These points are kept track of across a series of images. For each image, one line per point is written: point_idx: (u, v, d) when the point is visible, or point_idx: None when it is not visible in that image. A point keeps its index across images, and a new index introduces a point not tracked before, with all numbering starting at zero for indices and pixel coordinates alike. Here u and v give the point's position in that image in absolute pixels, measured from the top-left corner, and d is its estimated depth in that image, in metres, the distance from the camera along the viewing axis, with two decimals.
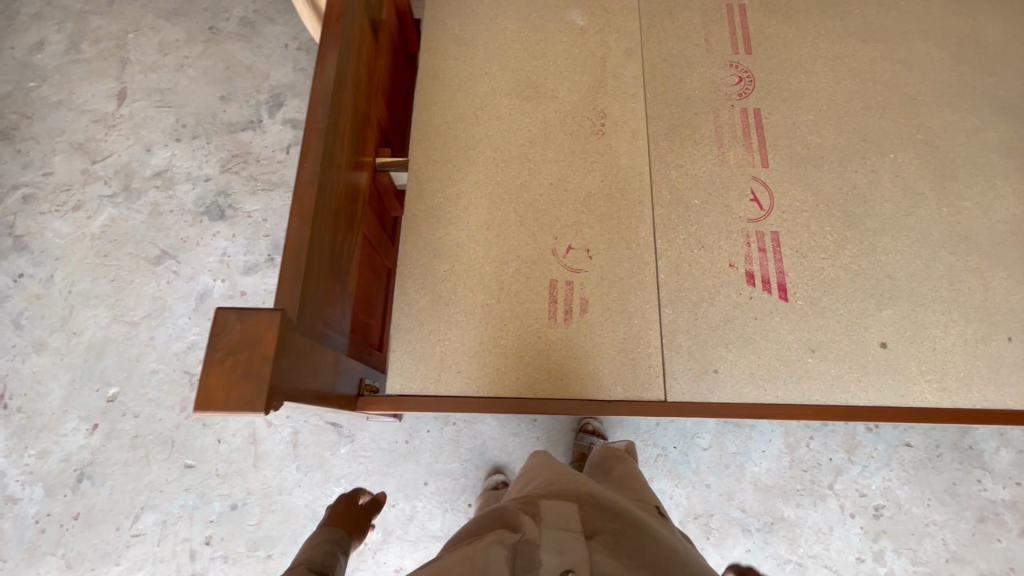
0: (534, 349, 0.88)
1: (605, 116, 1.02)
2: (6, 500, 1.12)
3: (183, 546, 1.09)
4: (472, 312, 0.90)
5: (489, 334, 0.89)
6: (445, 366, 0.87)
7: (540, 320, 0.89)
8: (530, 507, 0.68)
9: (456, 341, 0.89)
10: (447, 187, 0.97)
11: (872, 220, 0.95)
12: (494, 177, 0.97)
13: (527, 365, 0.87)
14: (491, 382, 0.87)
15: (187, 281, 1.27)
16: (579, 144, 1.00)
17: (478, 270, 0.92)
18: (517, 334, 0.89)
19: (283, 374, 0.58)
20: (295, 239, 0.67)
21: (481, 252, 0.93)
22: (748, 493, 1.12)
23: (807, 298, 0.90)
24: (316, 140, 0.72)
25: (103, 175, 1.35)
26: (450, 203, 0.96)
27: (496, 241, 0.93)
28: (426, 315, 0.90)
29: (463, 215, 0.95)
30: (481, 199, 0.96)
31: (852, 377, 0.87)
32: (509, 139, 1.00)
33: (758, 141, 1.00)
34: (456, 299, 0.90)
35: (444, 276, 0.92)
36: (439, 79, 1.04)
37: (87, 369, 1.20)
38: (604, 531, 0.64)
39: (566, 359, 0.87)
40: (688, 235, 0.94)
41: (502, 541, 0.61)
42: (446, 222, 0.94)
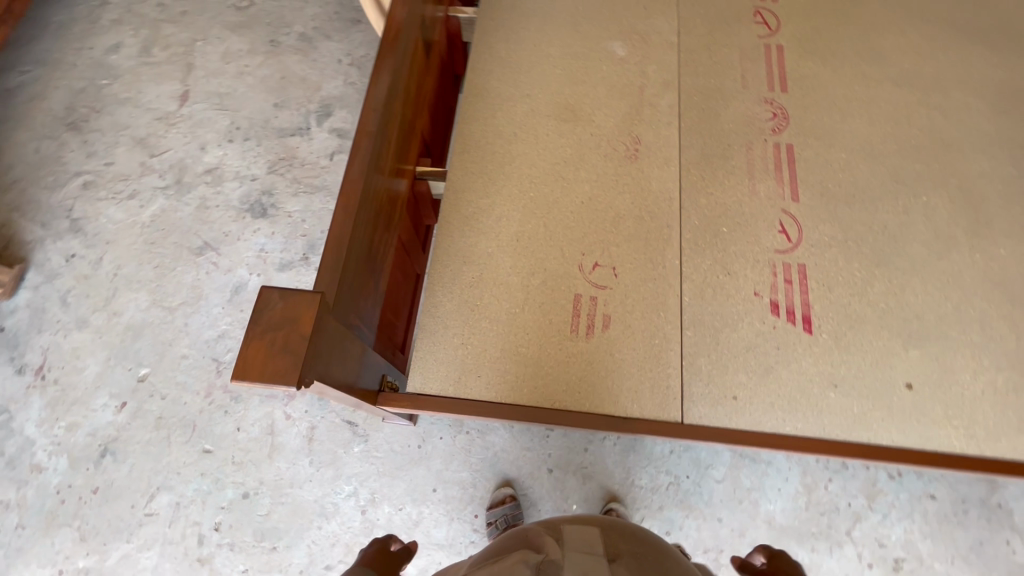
0: (554, 361, 0.89)
1: (639, 141, 1.05)
2: (31, 469, 1.15)
3: (192, 530, 1.10)
4: (496, 319, 0.92)
5: (512, 342, 0.90)
6: (466, 370, 0.89)
7: (562, 332, 0.91)
8: (553, 532, 0.73)
9: (478, 347, 0.90)
10: (481, 198, 1.00)
11: (901, 260, 0.95)
12: (527, 192, 1.01)
13: (546, 376, 0.88)
14: (510, 389, 0.88)
15: (225, 273, 1.32)
16: (612, 166, 1.03)
17: (505, 279, 0.94)
18: (539, 344, 0.90)
19: (317, 353, 0.60)
20: (339, 231, 0.71)
21: (509, 263, 0.95)
22: (761, 532, 1.09)
23: (832, 332, 0.90)
24: (367, 141, 0.76)
25: (159, 168, 1.44)
26: (483, 213, 0.99)
27: (524, 253, 0.96)
28: (451, 318, 0.92)
29: (495, 225, 0.98)
30: (513, 212, 0.99)
31: (875, 416, 0.85)
32: (545, 157, 1.04)
33: (789, 176, 1.01)
34: (481, 306, 0.93)
35: (472, 282, 0.94)
36: (481, 98, 1.09)
37: (123, 348, 1.25)
38: (626, 555, 0.69)
39: (585, 373, 0.88)
40: (714, 261, 0.95)
41: (526, 560, 0.65)
42: (478, 231, 0.98)
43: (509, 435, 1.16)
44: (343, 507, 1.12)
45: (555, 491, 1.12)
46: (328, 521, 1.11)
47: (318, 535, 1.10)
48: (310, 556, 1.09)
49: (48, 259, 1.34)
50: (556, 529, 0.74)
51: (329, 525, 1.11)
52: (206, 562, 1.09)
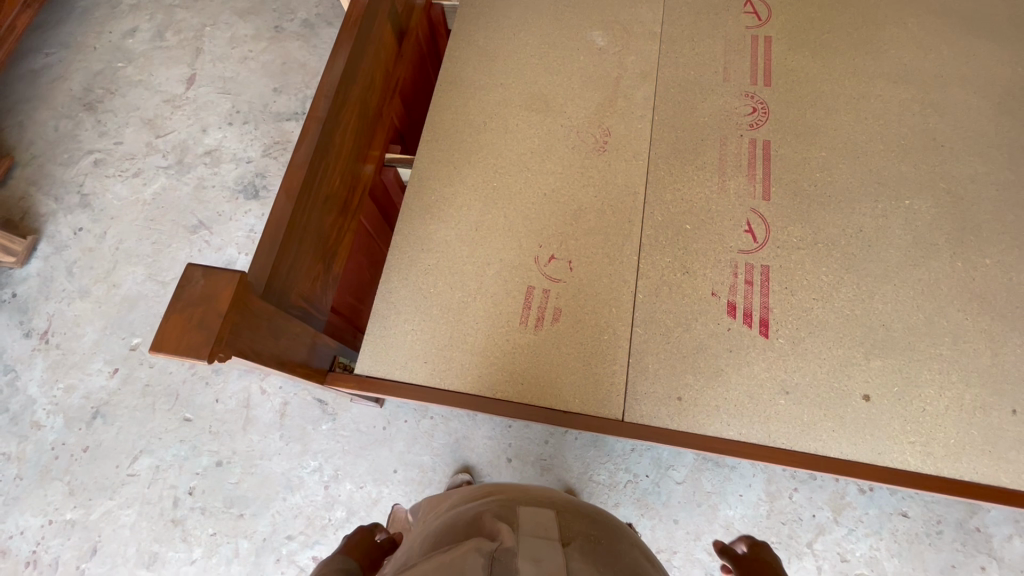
0: (500, 352, 0.89)
1: (609, 133, 1.03)
2: (31, 425, 1.24)
3: (168, 492, 1.17)
4: (447, 307, 0.92)
5: (461, 331, 0.91)
6: (413, 355, 0.90)
7: (511, 324, 0.90)
8: (505, 514, 0.64)
9: (428, 333, 0.91)
10: (445, 186, 1.01)
11: (874, 265, 0.91)
12: (490, 181, 1.00)
13: (491, 366, 0.89)
14: (455, 377, 0.88)
15: (216, 251, 1.39)
16: (579, 158, 1.01)
17: (461, 268, 0.95)
18: (486, 335, 0.90)
19: (235, 330, 0.63)
20: (278, 215, 0.73)
21: (466, 251, 0.96)
22: (718, 537, 1.07)
23: (789, 338, 0.87)
24: (314, 127, 0.78)
25: (163, 149, 1.50)
26: (445, 201, 0.99)
27: (481, 242, 0.96)
28: (403, 303, 0.93)
29: (455, 214, 0.98)
30: (475, 202, 0.99)
31: (825, 426, 0.82)
32: (513, 148, 1.03)
33: (762, 173, 0.98)
34: (435, 294, 0.93)
35: (428, 270, 0.95)
36: (454, 86, 1.09)
37: (119, 318, 1.33)
38: (579, 538, 0.62)
39: (530, 365, 0.88)
40: (674, 259, 0.93)
41: (479, 549, 0.55)
42: (439, 218, 0.98)
43: (472, 424, 1.18)
44: (308, 481, 1.16)
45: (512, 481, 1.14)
46: (293, 493, 1.16)
47: (283, 506, 1.15)
48: (273, 525, 1.14)
49: (58, 231, 1.42)
50: (509, 510, 0.65)
51: (294, 497, 1.15)
52: (179, 523, 1.15)
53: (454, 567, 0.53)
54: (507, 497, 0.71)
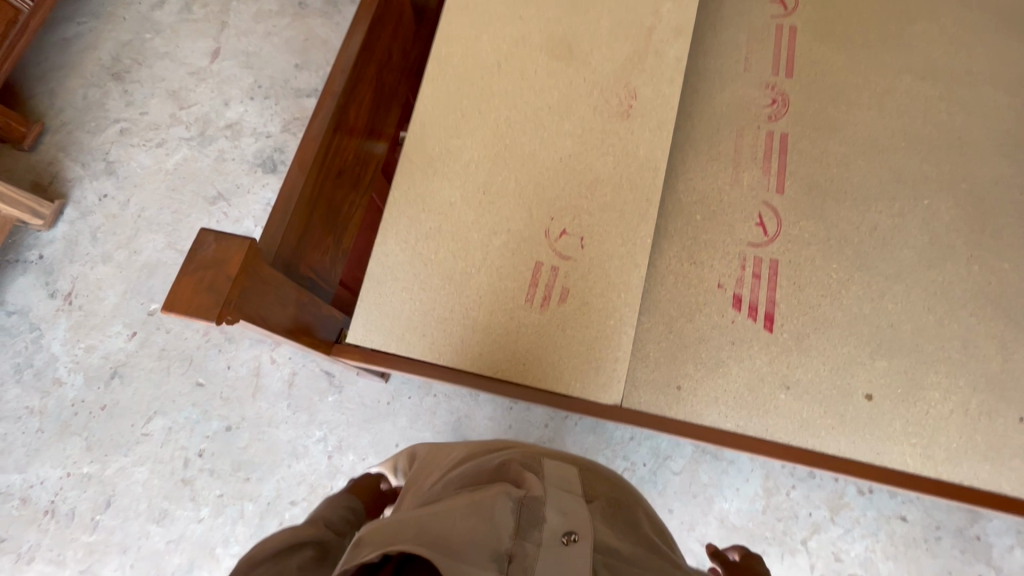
0: (502, 329, 0.84)
1: (635, 96, 0.93)
2: (53, 382, 1.29)
3: (179, 453, 1.21)
4: (449, 277, 0.85)
5: (462, 304, 0.85)
6: (411, 328, 0.84)
7: (516, 300, 0.85)
8: (530, 464, 0.63)
9: (427, 305, 0.85)
10: (451, 141, 0.91)
11: (886, 264, 0.89)
12: (502, 138, 0.92)
13: (492, 343, 0.84)
14: (454, 353, 0.83)
15: (233, 223, 1.43)
16: (599, 121, 0.92)
17: (465, 235, 0.87)
18: (489, 310, 0.84)
19: (244, 295, 0.64)
20: (290, 188, 0.75)
21: (472, 215, 0.88)
22: (712, 529, 1.07)
23: (793, 333, 0.86)
24: (330, 103, 0.79)
25: (186, 120, 1.53)
26: (451, 155, 0.90)
27: (488, 209, 0.88)
28: (400, 271, 0.85)
29: (462, 175, 0.90)
30: (483, 160, 0.90)
31: (825, 422, 0.81)
32: (529, 100, 0.93)
33: (777, 166, 0.96)
34: (435, 262, 0.86)
35: (428, 234, 0.87)
36: (466, 11, 0.97)
37: (139, 284, 1.37)
38: (600, 501, 0.61)
39: (532, 346, 0.83)
40: (682, 248, 0.92)
41: (508, 493, 0.54)
42: (445, 177, 0.89)
43: (473, 403, 1.20)
44: (312, 450, 1.20)
45: None
46: (297, 460, 1.19)
47: (287, 472, 1.19)
48: (277, 490, 1.18)
49: (84, 197, 1.46)
50: (533, 460, 0.64)
51: (298, 464, 1.19)
52: (189, 483, 1.19)
53: (483, 507, 0.52)
54: (528, 450, 0.70)
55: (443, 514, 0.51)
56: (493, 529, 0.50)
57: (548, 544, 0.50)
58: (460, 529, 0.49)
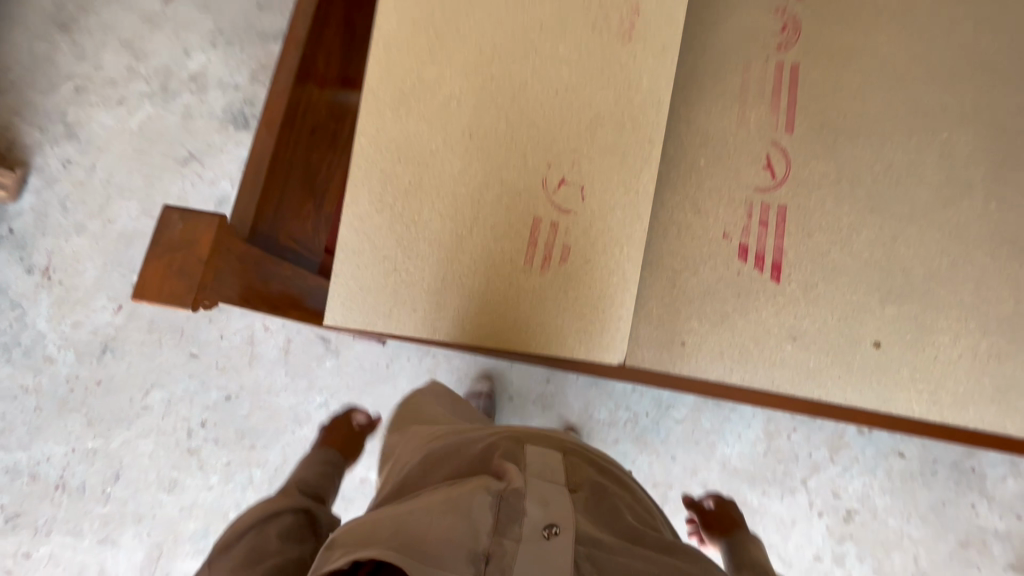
0: (501, 297, 0.74)
1: (639, 12, 0.77)
2: (44, 359, 1.27)
3: (182, 424, 1.21)
4: (438, 241, 0.74)
5: (455, 271, 0.74)
6: (399, 302, 0.73)
7: (514, 264, 0.74)
8: (514, 452, 0.64)
9: (416, 274, 0.73)
10: (427, 75, 0.76)
11: (900, 205, 0.84)
12: (488, 68, 0.76)
13: (490, 312, 0.74)
14: (449, 326, 0.74)
15: (208, 185, 1.35)
16: (596, 44, 0.77)
17: (451, 189, 0.74)
18: (486, 275, 0.74)
19: (219, 276, 0.60)
20: (260, 148, 0.70)
21: (458, 165, 0.75)
22: (714, 473, 1.09)
23: (801, 283, 0.83)
24: (293, 52, 0.73)
25: (145, 73, 1.41)
26: (427, 91, 0.76)
27: (475, 155, 0.75)
28: (380, 237, 0.73)
29: (443, 117, 0.75)
30: (467, 95, 0.76)
31: (831, 372, 0.80)
32: (516, 14, 0.77)
33: (787, 102, 0.89)
34: (420, 224, 0.74)
35: (408, 190, 0.73)
36: None
37: (118, 255, 1.31)
38: (585, 487, 0.63)
39: (532, 312, 0.75)
40: (685, 197, 0.87)
41: (487, 488, 0.57)
42: (424, 119, 0.75)
43: (473, 361, 1.18)
44: (315, 416, 1.20)
45: (513, 419, 1.15)
46: (301, 426, 1.19)
47: (292, 438, 1.19)
48: (284, 455, 1.19)
49: (47, 164, 1.37)
50: (517, 447, 0.65)
51: (302, 430, 1.19)
52: (195, 453, 1.20)
53: (462, 506, 0.55)
54: (515, 430, 0.70)
55: (423, 514, 0.54)
56: (472, 530, 0.54)
57: (528, 539, 0.54)
58: (439, 529, 0.53)
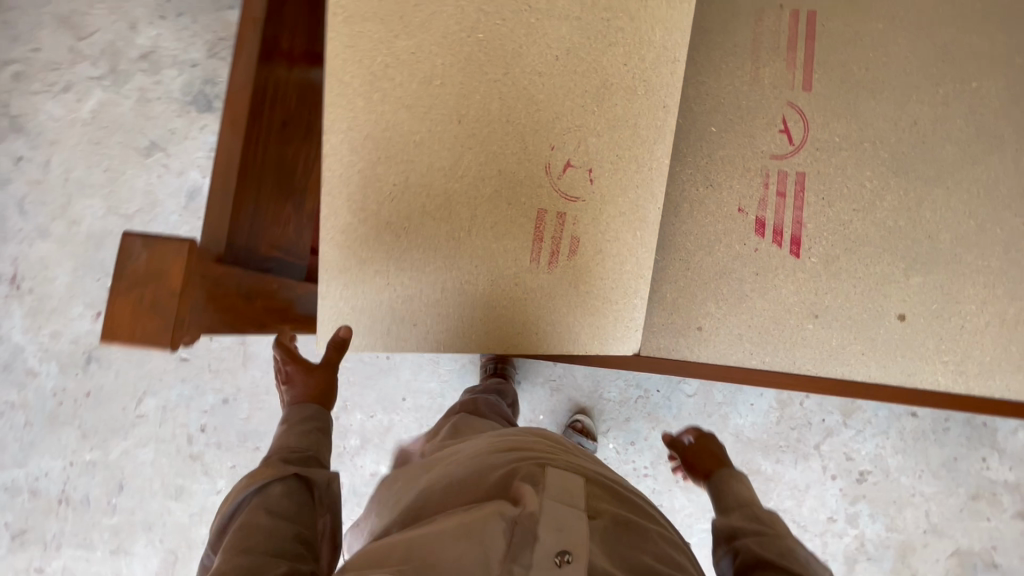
0: (509, 301, 0.68)
1: None
2: (26, 373, 1.21)
3: (181, 430, 1.17)
4: (434, 247, 0.65)
5: (456, 279, 0.66)
6: (398, 318, 0.66)
7: (519, 263, 0.67)
8: (532, 471, 0.61)
9: (414, 286, 0.66)
10: (401, 48, 0.62)
11: (925, 166, 0.78)
12: (474, 33, 0.64)
13: (498, 317, 0.68)
14: (455, 337, 0.68)
15: (176, 176, 1.25)
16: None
17: (444, 187, 0.64)
18: (490, 279, 0.67)
19: (197, 306, 0.54)
20: (226, 151, 0.62)
21: (449, 159, 0.64)
22: (727, 445, 1.08)
23: (822, 257, 0.78)
24: (251, 32, 0.64)
25: (90, 54, 1.28)
26: (401, 65, 0.62)
27: (468, 145, 0.64)
28: (369, 250, 0.63)
29: (426, 100, 0.63)
30: (452, 69, 0.64)
31: (854, 349, 0.77)
32: None
33: (804, 55, 0.81)
34: (412, 231, 0.64)
35: (395, 194, 0.63)
36: None
37: (89, 258, 1.23)
38: (605, 515, 0.59)
39: (543, 312, 0.69)
40: (696, 170, 0.80)
41: (501, 513, 0.54)
42: (404, 105, 0.62)
43: None
44: None
45: (523, 403, 1.12)
46: None
47: None
48: None
49: None
50: (536, 467, 0.62)
51: None
52: (198, 458, 1.17)
53: (474, 531, 0.53)
54: (534, 448, 0.67)
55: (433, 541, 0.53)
56: (482, 557, 0.51)
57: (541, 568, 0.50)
58: (448, 558, 0.51)
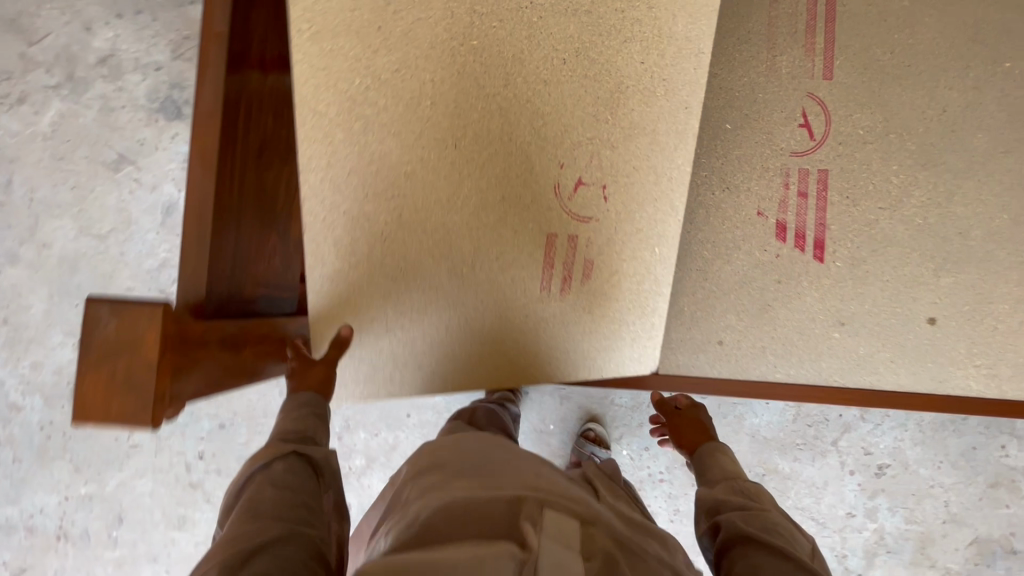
0: (519, 335, 0.63)
1: None
2: (9, 408, 1.15)
3: (178, 459, 1.13)
4: (435, 286, 0.60)
5: (460, 318, 0.62)
6: (400, 363, 0.62)
7: (529, 295, 0.62)
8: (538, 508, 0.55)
9: (416, 329, 0.61)
10: (381, 65, 0.55)
11: (956, 157, 0.73)
12: (465, 42, 0.57)
13: (508, 351, 0.63)
14: (461, 378, 0.63)
15: (150, 191, 1.17)
16: None
17: (441, 219, 0.59)
18: (497, 315, 0.62)
19: (181, 375, 0.48)
20: (198, 191, 0.55)
21: (446, 188, 0.58)
22: (744, 445, 1.05)
23: (847, 260, 0.73)
24: (216, 50, 0.56)
25: (44, 61, 1.18)
26: (384, 85, 0.55)
27: (466, 170, 0.58)
28: (363, 297, 0.59)
29: (414, 125, 0.57)
30: (443, 85, 0.57)
31: (883, 357, 0.73)
32: None
33: (824, 40, 0.75)
34: (409, 272, 0.60)
35: (387, 236, 0.58)
36: None
37: (63, 283, 1.16)
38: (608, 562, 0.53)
39: (556, 344, 0.64)
40: (711, 172, 0.75)
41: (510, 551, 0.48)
42: (390, 131, 0.56)
43: None
44: None
45: (532, 412, 1.08)
46: None
47: None
48: None
49: None
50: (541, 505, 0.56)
51: None
52: (198, 486, 1.13)
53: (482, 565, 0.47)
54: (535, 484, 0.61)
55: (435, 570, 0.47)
56: None
57: None
58: None
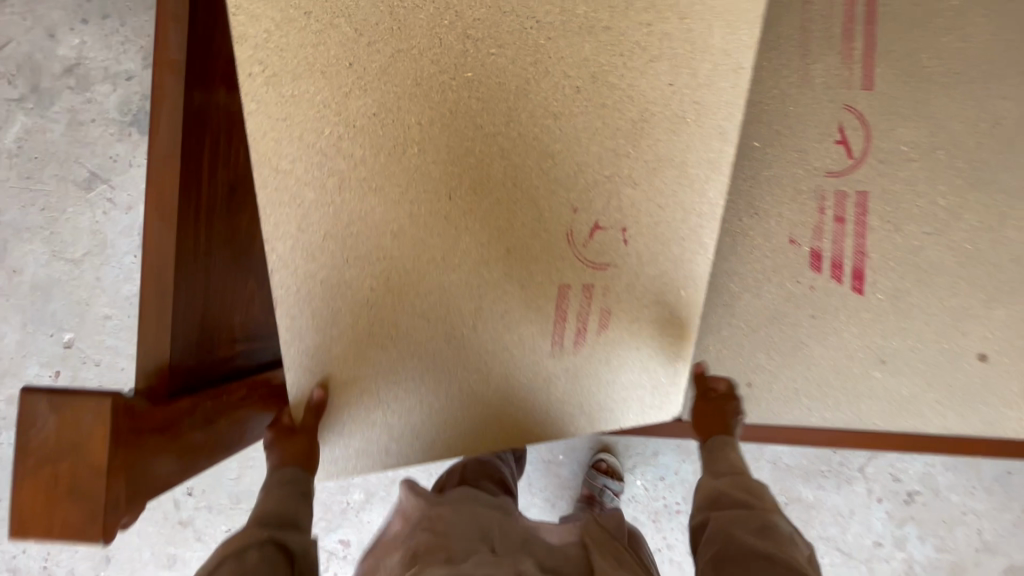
0: (529, 397, 0.57)
1: None
2: None
3: (166, 496, 1.07)
4: (432, 347, 0.56)
5: (461, 381, 0.57)
6: (395, 429, 0.57)
7: (538, 353, 0.56)
8: None
9: (413, 395, 0.56)
10: (354, 111, 0.51)
11: (1012, 174, 0.66)
12: (456, 76, 0.52)
13: (517, 412, 0.58)
14: (463, 442, 0.57)
15: (126, 212, 1.09)
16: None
17: (437, 278, 0.54)
18: (502, 377, 0.57)
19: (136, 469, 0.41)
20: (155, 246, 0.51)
21: (440, 245, 0.54)
22: (765, 473, 0.99)
23: (890, 292, 0.66)
24: (172, 81, 0.51)
25: (5, 71, 1.08)
26: (366, 134, 0.51)
27: (463, 223, 0.53)
28: (354, 367, 0.56)
29: (399, 177, 0.52)
30: (432, 131, 0.52)
31: (928, 398, 0.66)
32: None
33: (863, 46, 0.67)
34: (402, 335, 0.55)
35: (376, 300, 0.54)
36: None
37: (37, 311, 1.09)
38: None
39: (572, 402, 0.58)
40: (739, 196, 0.67)
41: None
42: (372, 188, 0.52)
43: None
44: None
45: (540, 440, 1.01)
46: None
47: None
48: None
49: None
50: None
51: None
52: (188, 523, 1.07)
53: None
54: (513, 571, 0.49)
55: None
56: None
57: None
58: None
